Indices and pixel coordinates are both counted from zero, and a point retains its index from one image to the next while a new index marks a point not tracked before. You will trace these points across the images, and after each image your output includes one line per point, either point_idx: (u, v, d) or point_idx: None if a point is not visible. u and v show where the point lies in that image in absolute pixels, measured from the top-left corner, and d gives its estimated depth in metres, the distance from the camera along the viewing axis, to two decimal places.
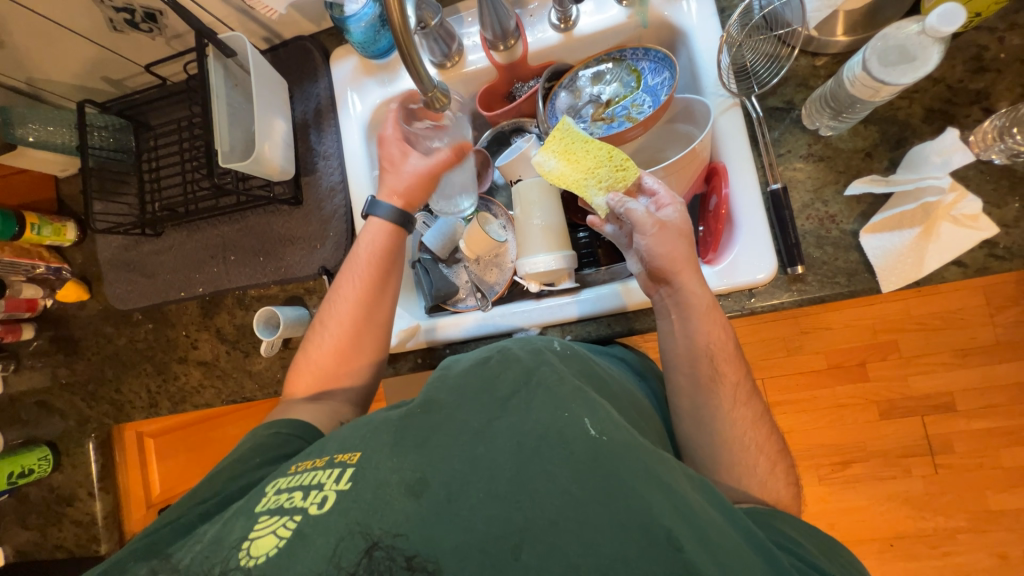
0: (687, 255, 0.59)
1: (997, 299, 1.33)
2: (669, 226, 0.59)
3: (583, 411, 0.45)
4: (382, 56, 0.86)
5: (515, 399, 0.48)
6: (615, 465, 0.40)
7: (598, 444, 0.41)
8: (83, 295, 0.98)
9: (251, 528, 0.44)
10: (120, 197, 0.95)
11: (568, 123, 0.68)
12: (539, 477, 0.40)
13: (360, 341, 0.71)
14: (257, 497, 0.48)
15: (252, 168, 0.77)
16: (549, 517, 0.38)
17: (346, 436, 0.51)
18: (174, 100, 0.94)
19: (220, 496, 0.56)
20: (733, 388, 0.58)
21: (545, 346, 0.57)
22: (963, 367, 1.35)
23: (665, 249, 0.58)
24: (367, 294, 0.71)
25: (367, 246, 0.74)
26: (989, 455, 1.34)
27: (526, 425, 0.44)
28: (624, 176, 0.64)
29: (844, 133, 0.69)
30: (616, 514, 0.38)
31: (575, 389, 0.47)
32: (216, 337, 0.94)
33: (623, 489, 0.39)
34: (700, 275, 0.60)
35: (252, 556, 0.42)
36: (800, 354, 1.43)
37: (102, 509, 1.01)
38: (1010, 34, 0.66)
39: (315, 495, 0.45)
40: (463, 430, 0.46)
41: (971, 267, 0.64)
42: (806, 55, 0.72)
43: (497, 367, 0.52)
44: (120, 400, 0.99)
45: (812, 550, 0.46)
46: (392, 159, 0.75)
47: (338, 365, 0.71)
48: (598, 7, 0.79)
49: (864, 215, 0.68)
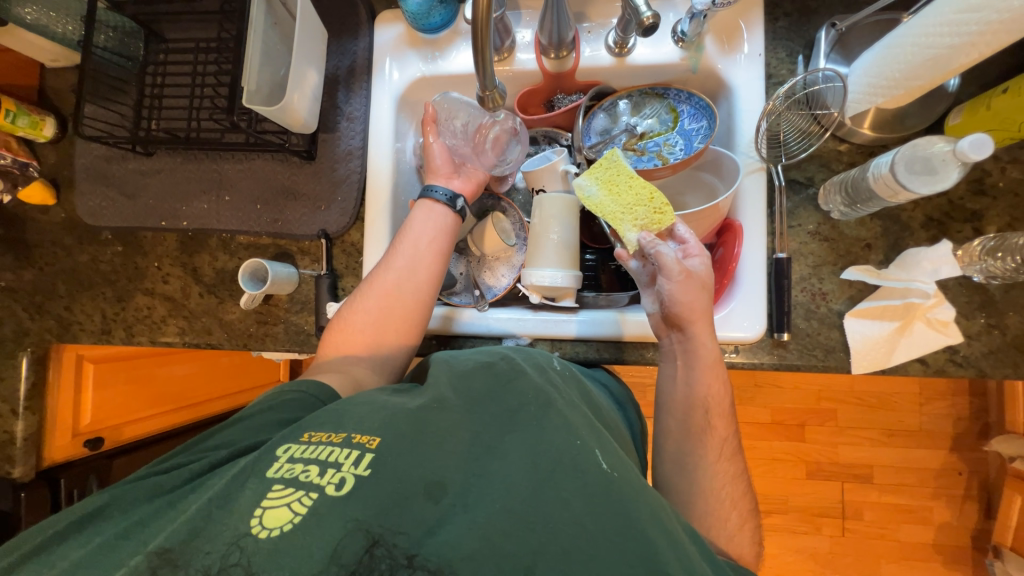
0: (703, 307, 0.61)
1: (929, 390, 1.45)
2: (693, 276, 0.61)
3: (594, 443, 0.47)
4: (431, 32, 0.84)
5: (526, 416, 0.49)
6: (624, 500, 0.42)
7: (609, 478, 0.43)
8: (48, 199, 0.90)
9: (264, 495, 0.43)
10: (113, 104, 0.87)
11: (616, 156, 0.69)
12: (553, 501, 0.41)
13: (392, 312, 0.68)
14: (268, 460, 0.47)
15: (275, 115, 0.74)
16: (560, 545, 0.39)
17: (365, 414, 0.50)
18: (196, 18, 0.88)
19: (235, 446, 0.54)
20: (721, 443, 0.61)
21: (548, 365, 0.59)
22: (888, 446, 1.47)
23: (685, 296, 0.60)
24: (412, 265, 0.70)
25: (415, 224, 0.73)
26: (891, 528, 1.47)
27: (539, 446, 0.46)
28: (659, 220, 0.66)
29: (852, 221, 0.74)
30: (624, 552, 0.39)
31: (584, 423, 0.50)
32: (190, 276, 0.88)
33: (633, 527, 0.40)
34: (712, 329, 0.62)
35: (265, 526, 0.41)
36: (750, 405, 1.51)
37: (24, 431, 0.94)
38: (1011, 166, 0.71)
39: (332, 474, 0.44)
40: (473, 443, 0.47)
41: (932, 367, 0.70)
42: (835, 138, 0.75)
43: (508, 377, 0.54)
44: (68, 319, 0.91)
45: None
46: (434, 168, 0.77)
47: (364, 331, 0.68)
48: (655, 41, 0.80)
49: (852, 299, 0.72)
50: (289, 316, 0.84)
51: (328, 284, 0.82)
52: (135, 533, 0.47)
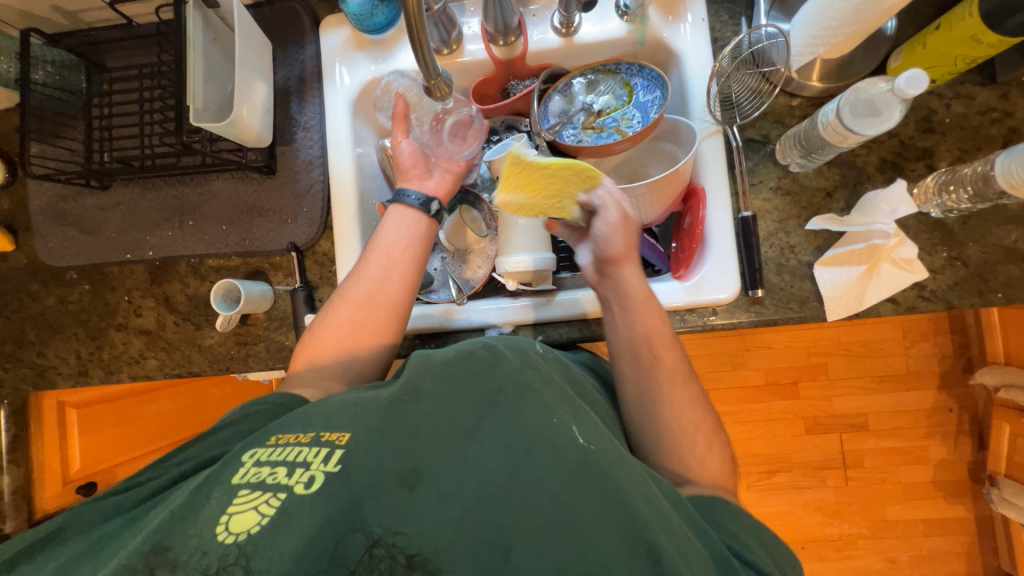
0: (632, 248, 0.67)
1: (912, 333, 1.48)
2: (628, 222, 0.67)
3: (571, 419, 0.48)
4: (377, 33, 0.83)
5: (504, 397, 0.50)
6: (602, 471, 0.43)
7: (587, 453, 0.44)
8: (7, 245, 0.88)
9: (230, 502, 0.44)
10: (62, 141, 0.85)
11: (519, 158, 0.67)
12: (531, 480, 0.43)
13: (365, 324, 0.68)
14: (234, 467, 0.48)
15: (226, 131, 0.73)
16: (537, 522, 0.40)
17: (334, 412, 0.51)
18: (138, 44, 0.86)
19: (197, 460, 0.55)
20: (671, 372, 0.62)
21: (531, 350, 0.59)
22: (878, 392, 1.50)
23: (618, 238, 0.66)
24: (384, 275, 0.69)
25: (389, 233, 0.72)
26: (891, 471, 1.51)
27: (518, 428, 0.46)
28: (592, 181, 0.67)
29: (811, 172, 0.75)
30: (604, 523, 0.40)
31: (558, 397, 0.50)
32: (164, 306, 0.87)
33: (614, 496, 0.41)
34: (639, 270, 0.67)
35: (231, 532, 0.42)
36: (742, 369, 1.54)
37: (11, 485, 0.91)
38: (955, 102, 0.73)
39: (301, 473, 0.45)
40: (452, 427, 0.48)
41: (902, 305, 0.72)
42: (785, 94, 0.77)
43: (483, 361, 0.55)
44: (42, 365, 0.89)
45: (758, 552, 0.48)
46: (404, 171, 0.78)
47: (336, 345, 0.67)
48: (601, 17, 0.80)
49: (819, 248, 0.74)
50: (269, 334, 0.83)
51: (304, 296, 0.81)
52: (95, 554, 0.47)
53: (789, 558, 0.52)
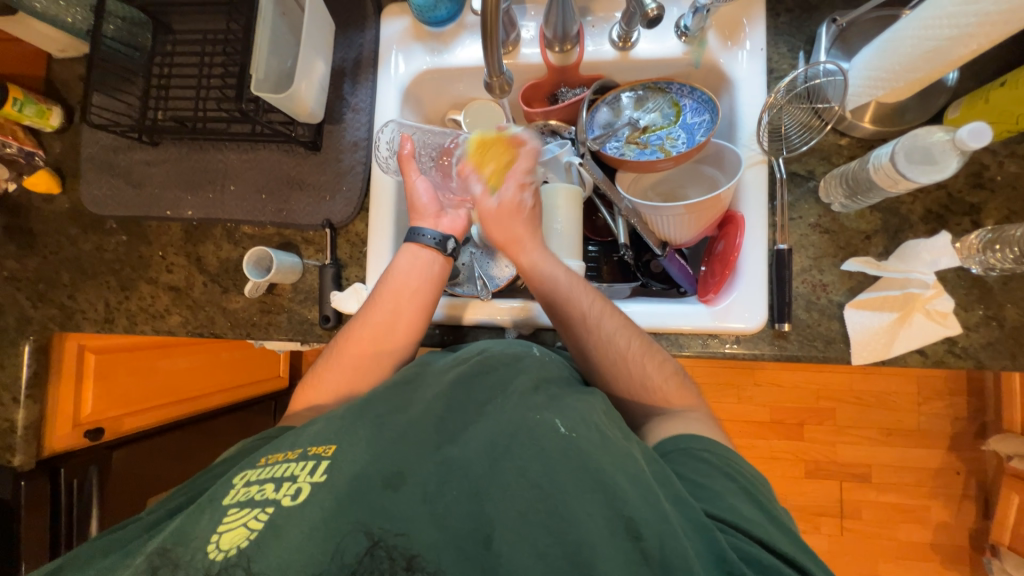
0: (516, 233, 0.74)
1: (928, 389, 1.46)
2: (497, 212, 0.75)
3: (554, 414, 0.54)
4: (437, 26, 0.85)
5: (491, 405, 0.57)
6: (585, 459, 0.49)
7: (569, 440, 0.50)
8: (53, 188, 0.91)
9: (219, 521, 0.48)
10: (120, 94, 0.88)
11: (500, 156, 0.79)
12: (509, 470, 0.49)
13: (365, 367, 0.70)
14: (224, 490, 0.51)
15: (283, 103, 0.75)
16: (517, 511, 0.46)
17: (318, 429, 0.54)
18: (205, 9, 0.89)
19: (189, 495, 0.59)
20: (583, 314, 0.68)
21: (527, 353, 0.65)
22: (886, 445, 1.47)
23: (496, 228, 0.75)
24: (390, 318, 0.71)
25: (399, 274, 0.73)
26: (890, 527, 1.47)
27: (500, 425, 0.53)
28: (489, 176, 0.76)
29: (852, 213, 0.75)
30: (586, 503, 0.46)
31: (540, 397, 0.57)
32: (195, 265, 0.89)
33: (596, 479, 0.47)
34: (531, 243, 0.73)
35: (221, 549, 0.46)
36: (749, 403, 1.52)
37: (24, 419, 0.95)
38: (1008, 161, 0.72)
39: (288, 487, 0.49)
40: (441, 422, 0.54)
41: (931, 358, 0.71)
42: (836, 132, 0.76)
43: (472, 374, 0.61)
44: (71, 308, 0.91)
45: (733, 504, 0.50)
46: (420, 210, 0.77)
47: (339, 385, 0.70)
48: (659, 36, 0.81)
49: (852, 291, 0.73)
50: (293, 306, 0.85)
51: (331, 273, 0.82)
52: None
53: (760, 485, 0.55)
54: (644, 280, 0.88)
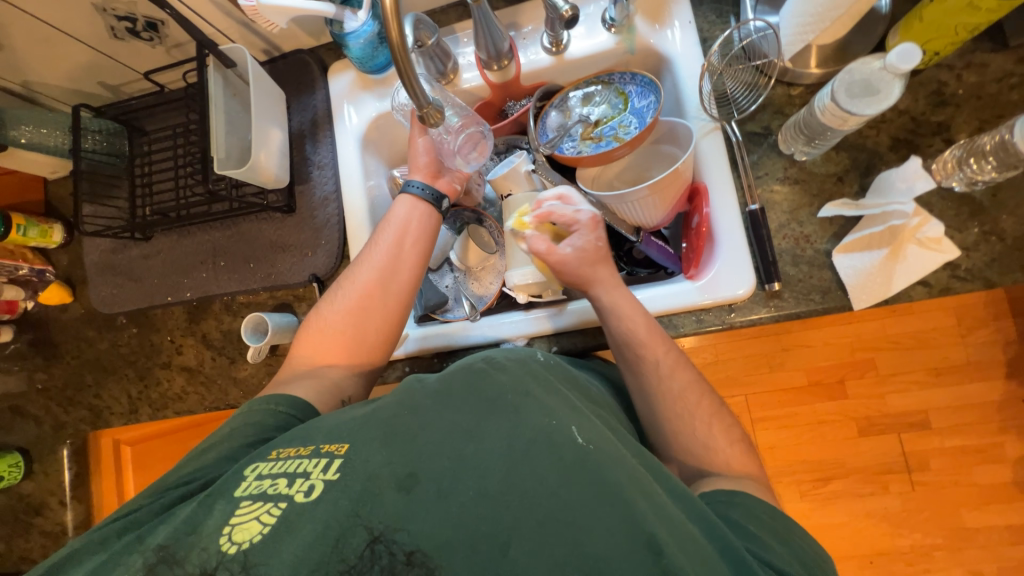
0: (596, 269, 0.70)
1: (968, 319, 1.37)
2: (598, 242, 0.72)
3: (572, 421, 0.51)
4: (380, 72, 0.89)
5: (505, 399, 0.53)
6: (603, 472, 0.46)
7: (586, 451, 0.48)
8: (66, 297, 0.97)
9: (233, 513, 0.49)
10: (110, 200, 0.95)
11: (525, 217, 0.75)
12: (529, 479, 0.46)
13: (373, 308, 0.72)
14: (237, 480, 0.53)
15: (246, 175, 0.79)
16: (535, 518, 0.44)
17: (333, 428, 0.56)
18: (171, 107, 0.95)
19: (198, 479, 0.58)
20: (657, 363, 0.65)
21: (531, 357, 0.61)
22: (938, 385, 1.39)
23: (586, 258, 0.70)
24: (393, 263, 0.74)
25: (402, 221, 0.77)
26: (963, 473, 1.38)
27: (517, 430, 0.49)
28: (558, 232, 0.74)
29: (817, 158, 0.73)
30: (602, 516, 0.44)
31: (560, 400, 0.54)
32: (202, 342, 0.93)
33: (614, 494, 0.45)
34: (612, 274, 0.71)
35: (235, 542, 0.47)
36: (782, 370, 1.46)
37: (74, 519, 0.99)
38: (967, 72, 0.70)
39: (302, 483, 0.50)
40: (453, 431, 0.51)
41: (936, 287, 0.67)
42: (782, 84, 0.76)
43: (480, 374, 0.57)
44: (98, 406, 0.97)
45: (780, 552, 0.48)
46: (413, 164, 0.81)
47: (343, 330, 0.72)
48: (589, 32, 0.83)
49: (837, 236, 0.71)
50: None
51: None
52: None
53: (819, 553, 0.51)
54: (629, 268, 0.89)
